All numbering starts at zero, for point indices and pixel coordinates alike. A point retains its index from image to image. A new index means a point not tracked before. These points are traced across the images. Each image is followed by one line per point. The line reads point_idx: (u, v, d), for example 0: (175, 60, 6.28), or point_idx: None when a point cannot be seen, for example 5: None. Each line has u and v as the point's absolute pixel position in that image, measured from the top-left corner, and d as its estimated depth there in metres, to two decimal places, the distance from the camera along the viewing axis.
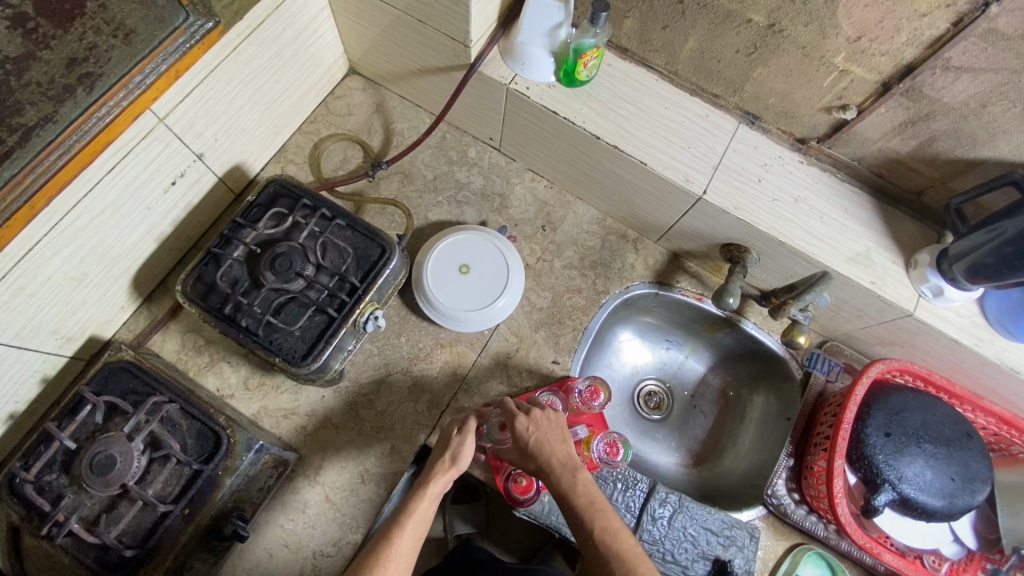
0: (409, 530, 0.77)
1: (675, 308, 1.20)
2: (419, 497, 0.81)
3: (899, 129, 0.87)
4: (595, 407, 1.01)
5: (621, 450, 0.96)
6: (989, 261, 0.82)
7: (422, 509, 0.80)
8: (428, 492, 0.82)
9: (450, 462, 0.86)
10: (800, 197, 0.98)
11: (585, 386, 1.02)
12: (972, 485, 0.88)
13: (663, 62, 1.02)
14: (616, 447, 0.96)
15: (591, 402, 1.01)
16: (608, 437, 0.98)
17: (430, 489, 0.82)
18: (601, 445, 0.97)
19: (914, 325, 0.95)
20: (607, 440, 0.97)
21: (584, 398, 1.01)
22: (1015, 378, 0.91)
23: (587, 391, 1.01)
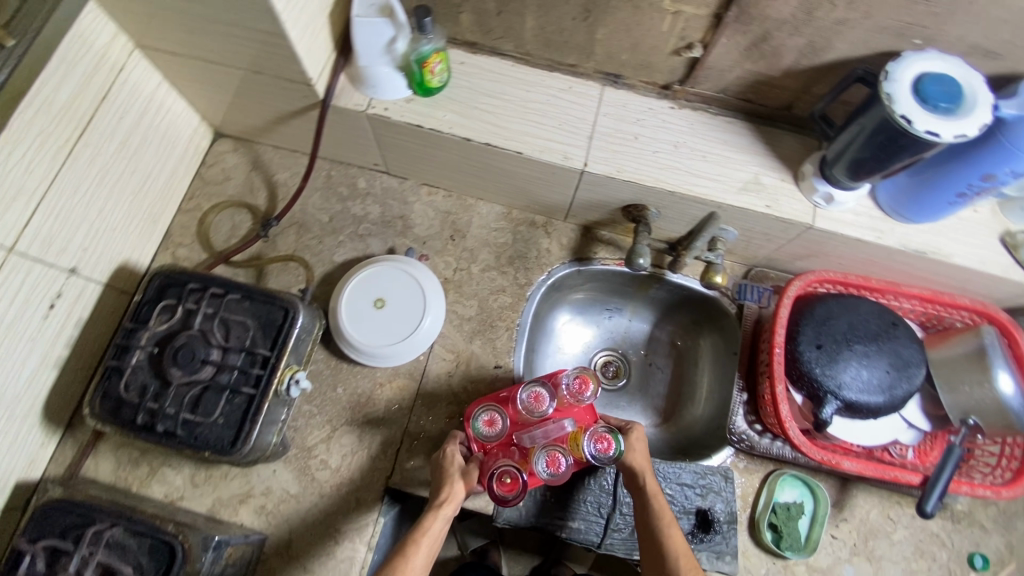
0: (423, 550, 0.80)
1: (604, 278, 1.20)
2: (432, 516, 0.84)
3: (748, 53, 0.87)
4: (586, 400, 0.95)
5: (613, 443, 0.90)
6: (866, 155, 0.83)
7: (435, 527, 0.83)
8: (442, 511, 0.84)
9: (462, 481, 0.88)
10: (680, 142, 0.98)
11: (572, 378, 0.96)
12: (908, 369, 0.90)
13: (513, 46, 1.01)
14: (606, 441, 0.90)
15: (580, 393, 0.95)
16: (600, 430, 0.91)
17: (443, 509, 0.84)
18: (593, 440, 0.90)
19: (819, 235, 0.96)
20: (597, 435, 0.90)
21: (575, 388, 0.95)
22: (922, 258, 0.94)
23: (576, 382, 0.95)
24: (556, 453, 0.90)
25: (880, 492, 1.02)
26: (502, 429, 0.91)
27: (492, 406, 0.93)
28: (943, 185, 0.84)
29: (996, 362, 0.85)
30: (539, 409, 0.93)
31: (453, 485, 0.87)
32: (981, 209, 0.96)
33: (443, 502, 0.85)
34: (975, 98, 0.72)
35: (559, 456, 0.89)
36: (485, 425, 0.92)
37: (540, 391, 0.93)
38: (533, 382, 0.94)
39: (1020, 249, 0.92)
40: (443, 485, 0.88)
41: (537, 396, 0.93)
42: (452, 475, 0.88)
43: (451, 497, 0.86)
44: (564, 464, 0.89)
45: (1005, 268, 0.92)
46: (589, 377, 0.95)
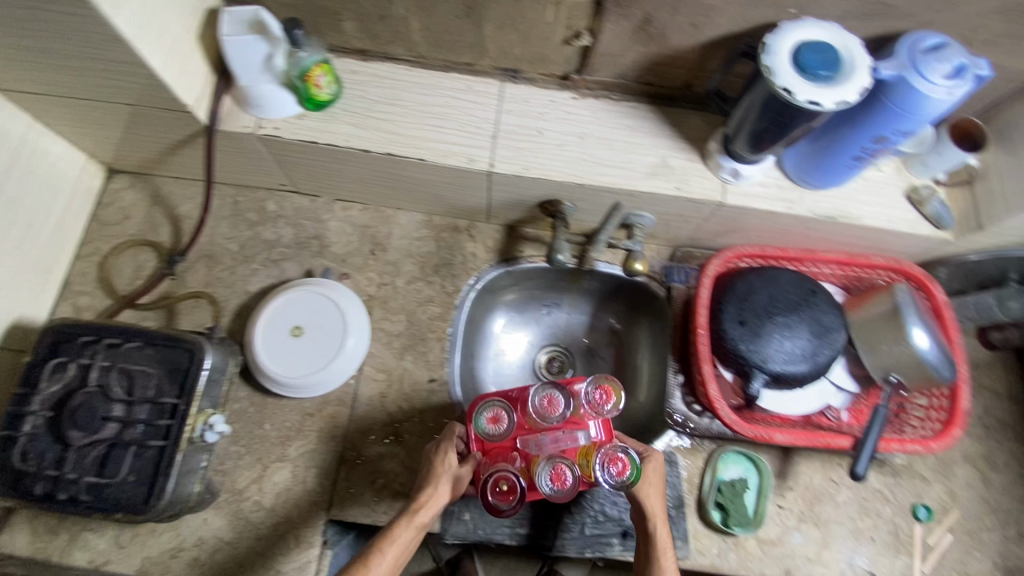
0: (391, 554, 0.78)
1: (534, 275, 1.18)
2: (407, 519, 0.82)
3: (636, 37, 0.85)
4: (606, 412, 0.85)
5: (627, 466, 0.80)
6: (762, 128, 0.82)
7: (406, 534, 0.80)
8: (416, 519, 0.82)
9: (446, 485, 0.85)
10: (586, 132, 0.96)
11: (593, 386, 0.86)
12: (827, 335, 0.91)
13: (405, 50, 0.97)
14: (620, 462, 0.80)
15: (600, 405, 0.85)
16: (618, 449, 0.81)
17: (420, 514, 0.82)
18: (608, 459, 0.81)
19: (732, 211, 0.96)
20: (611, 455, 0.81)
21: (595, 397, 0.86)
22: (833, 223, 0.94)
23: (598, 392, 0.86)
24: (564, 467, 0.80)
25: (820, 456, 1.03)
26: (507, 428, 0.83)
27: (500, 402, 0.84)
28: (842, 152, 0.83)
29: (909, 318, 0.86)
30: (552, 415, 0.83)
31: (435, 490, 0.84)
32: (886, 167, 0.96)
33: (420, 507, 0.83)
34: (855, 65, 0.70)
35: (564, 470, 0.80)
36: (489, 423, 0.84)
37: (557, 395, 0.84)
38: (547, 383, 0.85)
39: (924, 204, 0.93)
40: (426, 487, 0.85)
41: (552, 400, 0.84)
42: (439, 476, 0.85)
43: (431, 500, 0.83)
44: (571, 481, 0.80)
45: (913, 224, 0.93)
46: (614, 387, 0.86)
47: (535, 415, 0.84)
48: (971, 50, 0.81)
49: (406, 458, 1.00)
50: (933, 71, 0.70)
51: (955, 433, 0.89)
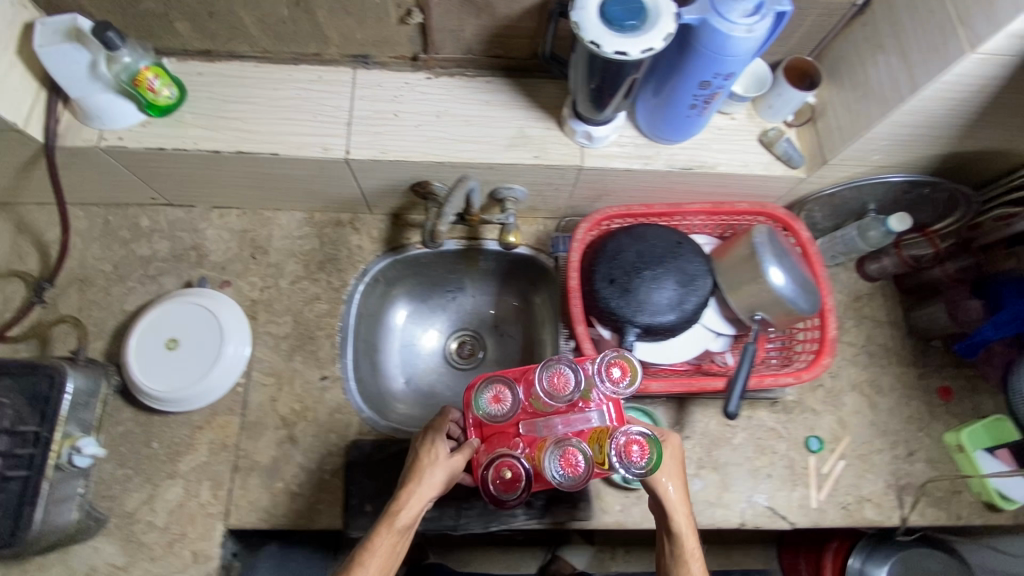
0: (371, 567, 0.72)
1: (427, 261, 1.17)
2: (385, 524, 0.74)
3: (465, 9, 0.85)
4: (620, 389, 0.84)
5: (643, 450, 0.77)
6: (595, 85, 0.82)
7: (386, 540, 0.73)
8: (395, 524, 0.74)
9: (431, 479, 0.77)
10: (442, 111, 0.96)
11: (604, 361, 0.85)
12: (691, 282, 0.93)
13: (248, 46, 0.95)
14: (634, 446, 0.77)
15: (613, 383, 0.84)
16: (633, 430, 0.78)
17: (397, 519, 0.74)
18: (621, 441, 0.78)
19: (594, 173, 0.97)
20: (627, 436, 0.78)
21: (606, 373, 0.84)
22: (690, 175, 0.96)
23: (609, 368, 0.84)
24: (573, 451, 0.78)
25: (713, 403, 1.06)
26: (510, 408, 0.82)
27: (502, 380, 0.83)
28: (677, 102, 0.85)
29: (766, 259, 0.88)
30: (560, 393, 0.82)
31: (416, 488, 0.76)
32: (738, 115, 0.99)
33: (402, 509, 0.75)
34: (660, 13, 0.71)
35: (574, 455, 0.78)
36: (491, 404, 0.82)
37: (563, 373, 0.82)
38: (550, 362, 0.83)
39: (774, 145, 0.95)
40: (407, 486, 0.77)
41: (560, 378, 0.82)
42: (424, 469, 0.78)
43: (407, 501, 0.75)
44: (581, 467, 0.77)
45: (766, 166, 0.96)
46: (626, 364, 0.84)
47: (542, 395, 0.82)
48: None
49: (302, 458, 0.99)
50: (731, 9, 0.70)
51: (825, 361, 0.93)
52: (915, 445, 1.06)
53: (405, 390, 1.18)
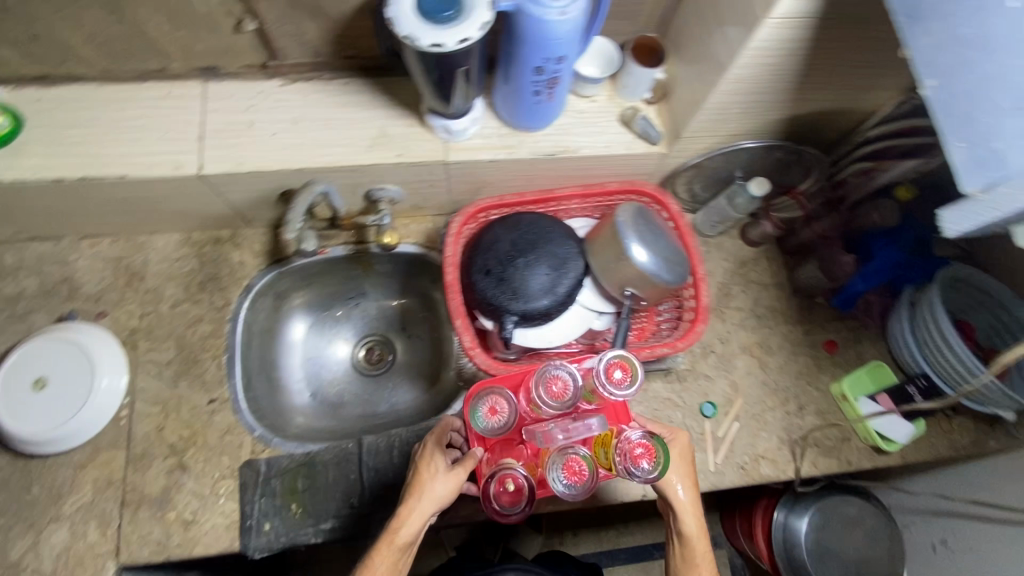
0: None
1: (319, 271, 1.15)
2: (385, 542, 0.76)
3: (298, 12, 0.83)
4: (622, 390, 0.79)
5: (650, 455, 0.74)
6: (434, 81, 0.81)
7: (386, 556, 0.76)
8: (395, 540, 0.76)
9: (435, 496, 0.77)
10: (300, 117, 0.94)
11: (605, 363, 0.81)
12: (563, 266, 0.94)
13: (87, 67, 0.91)
14: (641, 452, 0.74)
15: (613, 384, 0.80)
16: (638, 434, 0.75)
17: (396, 537, 0.76)
18: (626, 446, 0.75)
19: (462, 166, 0.96)
20: (635, 442, 0.75)
21: (607, 375, 0.80)
22: (556, 160, 0.97)
23: (608, 369, 0.80)
24: (575, 459, 0.75)
25: None
26: (507, 419, 0.80)
27: (497, 391, 0.81)
28: (521, 89, 0.86)
29: (627, 237, 0.90)
30: (561, 401, 0.79)
31: (415, 505, 0.77)
32: (598, 97, 1.00)
33: (404, 528, 0.76)
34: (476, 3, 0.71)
35: (579, 464, 0.74)
36: (489, 416, 0.80)
37: (562, 379, 0.79)
38: (546, 369, 0.80)
39: (632, 123, 0.97)
40: (406, 502, 0.78)
41: (557, 385, 0.79)
42: (424, 486, 0.78)
43: (407, 519, 0.77)
44: (585, 476, 0.74)
45: (628, 145, 0.98)
46: (627, 365, 0.80)
47: (541, 402, 0.79)
48: None
49: (194, 484, 0.96)
50: None
51: (699, 327, 0.96)
52: (804, 400, 1.10)
53: (310, 404, 1.16)
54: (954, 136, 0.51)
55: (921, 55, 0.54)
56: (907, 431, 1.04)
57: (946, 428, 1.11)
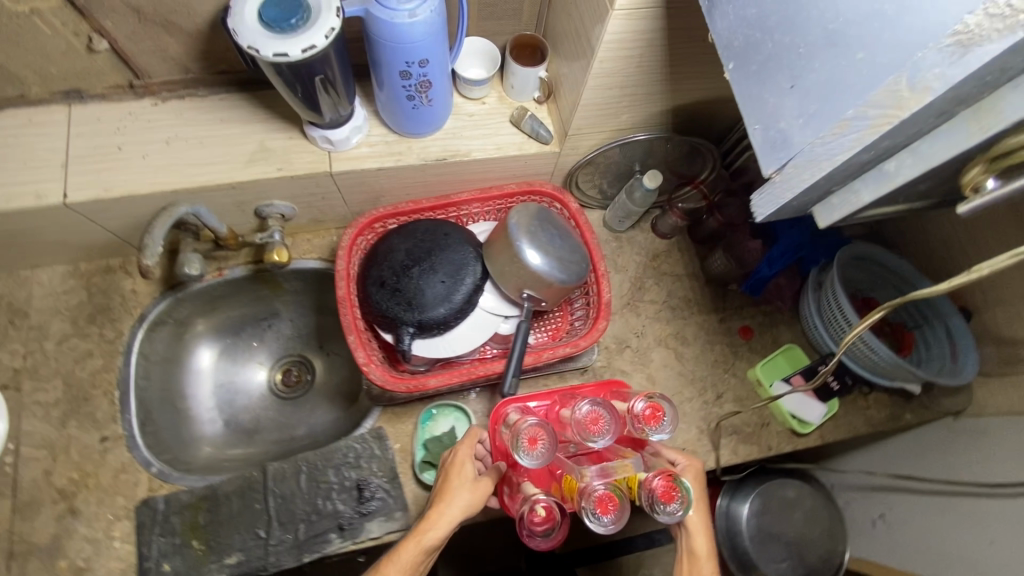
0: None
1: (221, 294, 1.11)
2: (410, 541, 0.74)
3: (152, 28, 0.80)
4: (651, 432, 0.78)
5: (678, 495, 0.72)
6: (297, 92, 0.78)
7: (410, 555, 0.73)
8: (422, 542, 0.74)
9: (462, 500, 0.77)
10: (173, 137, 0.90)
11: (641, 405, 0.78)
12: (459, 274, 0.91)
13: None
14: (672, 491, 0.71)
15: (647, 425, 0.78)
16: (661, 474, 0.72)
17: (423, 537, 0.74)
18: (650, 485, 0.72)
19: (348, 177, 0.93)
20: (665, 480, 0.72)
21: (639, 415, 0.78)
22: (446, 165, 0.95)
23: (645, 411, 0.78)
24: (607, 492, 0.71)
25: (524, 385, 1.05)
26: (546, 453, 0.74)
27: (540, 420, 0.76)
28: (393, 95, 0.84)
29: (519, 241, 0.88)
30: (596, 435, 0.76)
31: (446, 507, 0.76)
32: (488, 98, 0.98)
33: (429, 531, 0.74)
34: (320, 8, 0.69)
35: (612, 499, 0.71)
36: (531, 448, 0.74)
37: (602, 414, 0.77)
38: (592, 403, 0.77)
39: (521, 123, 0.96)
40: (438, 503, 0.77)
41: (595, 418, 0.77)
42: (453, 492, 0.77)
43: (438, 521, 0.75)
44: (614, 507, 0.70)
45: (519, 145, 0.96)
46: (658, 409, 0.78)
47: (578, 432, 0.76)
48: None
49: (87, 529, 0.91)
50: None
51: (600, 324, 0.96)
52: (723, 388, 1.09)
53: (221, 435, 1.11)
54: (749, 120, 0.52)
55: (721, 38, 0.55)
56: (820, 410, 1.05)
57: (863, 404, 1.10)
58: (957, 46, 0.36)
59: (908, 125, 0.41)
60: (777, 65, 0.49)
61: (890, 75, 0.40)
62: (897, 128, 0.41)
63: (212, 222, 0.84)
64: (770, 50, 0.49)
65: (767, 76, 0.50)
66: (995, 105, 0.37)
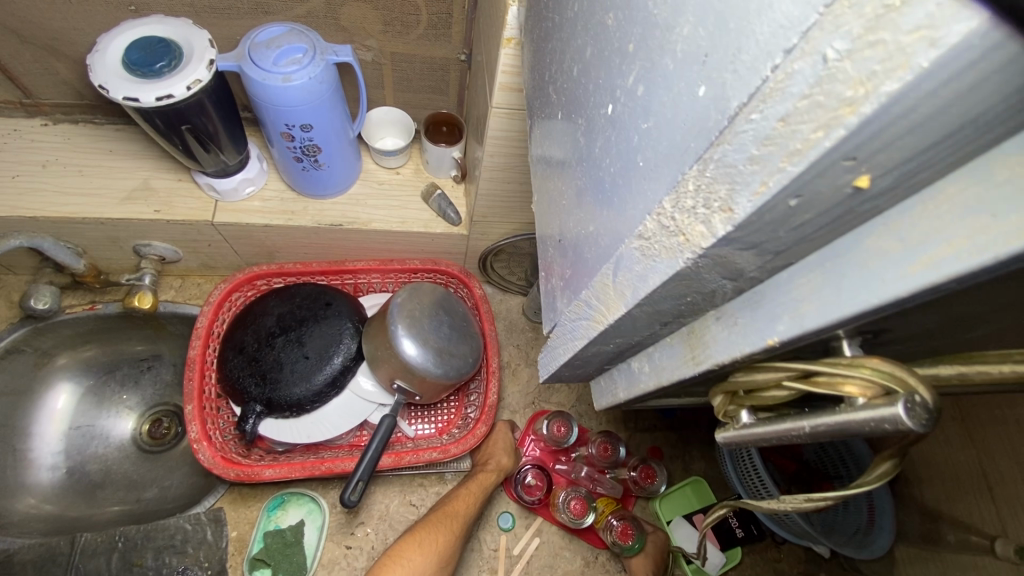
0: (463, 498, 0.86)
1: (93, 330, 1.01)
2: (483, 471, 0.91)
3: (38, 52, 0.76)
4: (641, 488, 0.95)
5: (635, 537, 0.89)
6: (174, 139, 0.72)
7: (479, 484, 0.89)
8: (492, 473, 0.90)
9: (512, 460, 0.93)
10: (51, 161, 0.83)
11: (639, 466, 0.96)
12: (327, 353, 0.82)
13: None
14: (628, 533, 0.89)
15: (641, 482, 0.95)
16: (628, 519, 0.90)
17: (491, 471, 0.90)
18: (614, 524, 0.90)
19: (234, 229, 0.87)
20: (625, 523, 0.90)
21: (638, 475, 0.95)
22: (344, 231, 0.89)
23: (641, 473, 0.95)
24: (581, 504, 0.91)
25: (393, 481, 0.93)
26: (566, 442, 0.94)
27: (567, 417, 0.95)
28: (281, 154, 0.78)
29: (396, 327, 0.80)
30: (604, 460, 0.94)
31: (506, 451, 0.93)
32: (404, 169, 0.93)
33: (494, 468, 0.91)
34: (190, 58, 0.65)
35: (585, 508, 0.90)
36: (556, 431, 0.94)
37: (613, 444, 0.95)
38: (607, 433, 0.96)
39: (430, 200, 0.90)
40: (495, 450, 0.93)
41: (607, 448, 0.94)
42: (503, 447, 0.94)
43: (501, 461, 0.92)
44: (586, 513, 0.90)
45: (425, 223, 0.90)
46: (651, 469, 0.95)
47: (592, 449, 0.95)
48: (381, 46, 0.79)
49: None
50: (266, 60, 0.66)
51: (478, 430, 0.85)
52: None
53: (57, 487, 0.97)
54: (540, 261, 0.41)
55: (532, 152, 0.44)
56: (719, 560, 0.93)
57: (773, 555, 0.98)
58: (639, 253, 0.22)
59: (629, 330, 0.27)
60: (550, 205, 0.37)
61: (600, 266, 0.26)
62: (618, 330, 0.27)
63: (57, 257, 0.80)
64: (548, 183, 0.37)
65: (550, 199, 0.37)
66: (705, 336, 0.26)
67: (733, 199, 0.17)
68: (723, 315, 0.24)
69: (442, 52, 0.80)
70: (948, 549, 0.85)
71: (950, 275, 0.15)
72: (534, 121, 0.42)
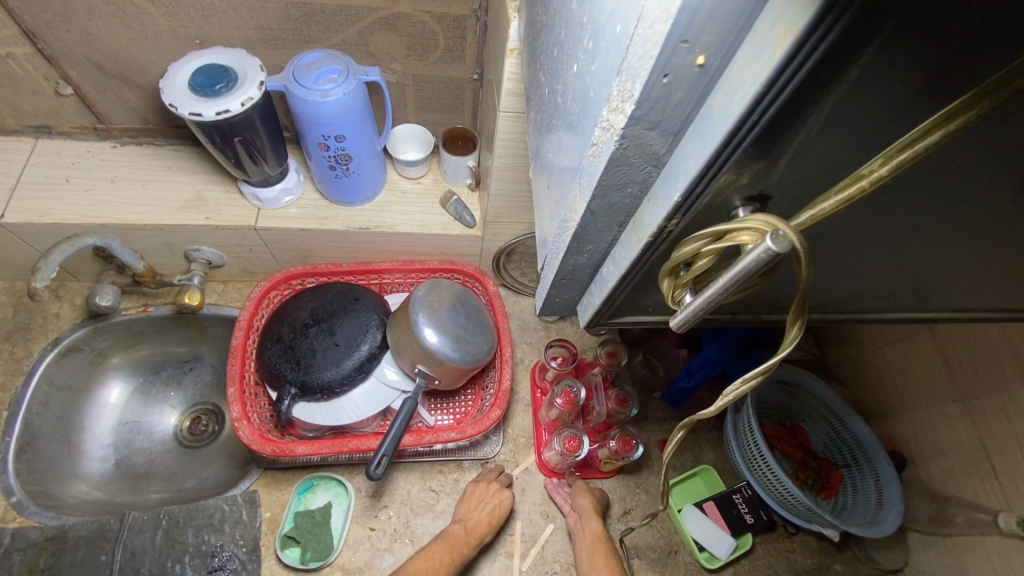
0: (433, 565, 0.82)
1: (145, 331, 1.11)
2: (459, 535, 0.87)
3: (115, 83, 0.89)
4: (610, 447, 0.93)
5: (573, 452, 0.91)
6: (229, 152, 0.83)
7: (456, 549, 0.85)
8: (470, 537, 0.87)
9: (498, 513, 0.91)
10: (118, 177, 0.96)
11: (623, 435, 0.93)
12: (356, 340, 0.90)
13: None
14: (573, 445, 0.91)
15: (615, 446, 0.93)
16: (581, 439, 0.93)
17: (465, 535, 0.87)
18: (564, 435, 0.93)
19: (273, 233, 0.97)
20: (575, 441, 0.92)
21: (618, 444, 0.93)
22: (369, 234, 0.98)
23: (620, 441, 0.93)
24: (565, 399, 0.93)
25: (413, 467, 0.99)
26: (608, 364, 0.99)
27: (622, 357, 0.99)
28: (317, 164, 0.89)
29: (418, 316, 0.87)
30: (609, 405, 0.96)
31: (489, 507, 0.91)
32: (424, 179, 1.03)
33: (474, 528, 0.88)
34: (244, 80, 0.76)
35: (566, 401, 0.93)
36: (605, 357, 1.00)
37: (628, 401, 0.96)
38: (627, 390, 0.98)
39: (447, 205, 0.99)
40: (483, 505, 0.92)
41: (619, 399, 0.96)
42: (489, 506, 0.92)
43: (481, 524, 0.89)
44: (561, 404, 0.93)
45: (444, 226, 0.99)
46: (631, 441, 0.93)
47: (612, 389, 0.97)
48: (404, 69, 0.90)
49: None
50: (308, 82, 0.76)
51: (492, 413, 0.90)
52: (630, 501, 1.00)
53: (106, 475, 1.05)
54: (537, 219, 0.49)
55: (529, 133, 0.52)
56: (730, 544, 0.94)
57: (786, 546, 0.99)
58: (591, 157, 0.29)
59: (595, 233, 0.35)
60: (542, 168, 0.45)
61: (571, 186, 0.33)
62: (587, 234, 0.35)
63: (122, 257, 0.90)
64: (540, 152, 0.46)
65: (543, 167, 0.45)
66: (642, 218, 0.32)
67: (633, 87, 0.24)
68: (652, 195, 0.31)
69: (457, 73, 0.91)
70: (956, 530, 0.87)
71: (752, 99, 0.21)
72: (530, 109, 0.50)
